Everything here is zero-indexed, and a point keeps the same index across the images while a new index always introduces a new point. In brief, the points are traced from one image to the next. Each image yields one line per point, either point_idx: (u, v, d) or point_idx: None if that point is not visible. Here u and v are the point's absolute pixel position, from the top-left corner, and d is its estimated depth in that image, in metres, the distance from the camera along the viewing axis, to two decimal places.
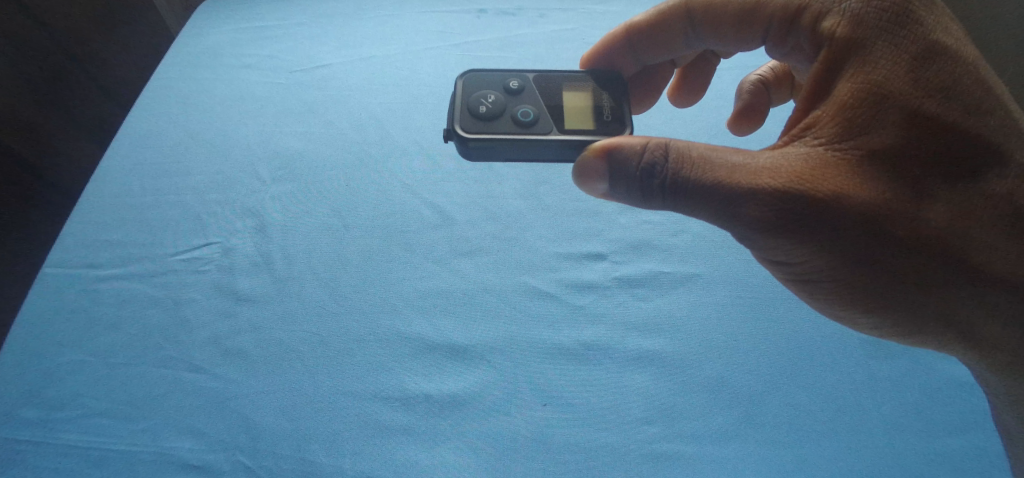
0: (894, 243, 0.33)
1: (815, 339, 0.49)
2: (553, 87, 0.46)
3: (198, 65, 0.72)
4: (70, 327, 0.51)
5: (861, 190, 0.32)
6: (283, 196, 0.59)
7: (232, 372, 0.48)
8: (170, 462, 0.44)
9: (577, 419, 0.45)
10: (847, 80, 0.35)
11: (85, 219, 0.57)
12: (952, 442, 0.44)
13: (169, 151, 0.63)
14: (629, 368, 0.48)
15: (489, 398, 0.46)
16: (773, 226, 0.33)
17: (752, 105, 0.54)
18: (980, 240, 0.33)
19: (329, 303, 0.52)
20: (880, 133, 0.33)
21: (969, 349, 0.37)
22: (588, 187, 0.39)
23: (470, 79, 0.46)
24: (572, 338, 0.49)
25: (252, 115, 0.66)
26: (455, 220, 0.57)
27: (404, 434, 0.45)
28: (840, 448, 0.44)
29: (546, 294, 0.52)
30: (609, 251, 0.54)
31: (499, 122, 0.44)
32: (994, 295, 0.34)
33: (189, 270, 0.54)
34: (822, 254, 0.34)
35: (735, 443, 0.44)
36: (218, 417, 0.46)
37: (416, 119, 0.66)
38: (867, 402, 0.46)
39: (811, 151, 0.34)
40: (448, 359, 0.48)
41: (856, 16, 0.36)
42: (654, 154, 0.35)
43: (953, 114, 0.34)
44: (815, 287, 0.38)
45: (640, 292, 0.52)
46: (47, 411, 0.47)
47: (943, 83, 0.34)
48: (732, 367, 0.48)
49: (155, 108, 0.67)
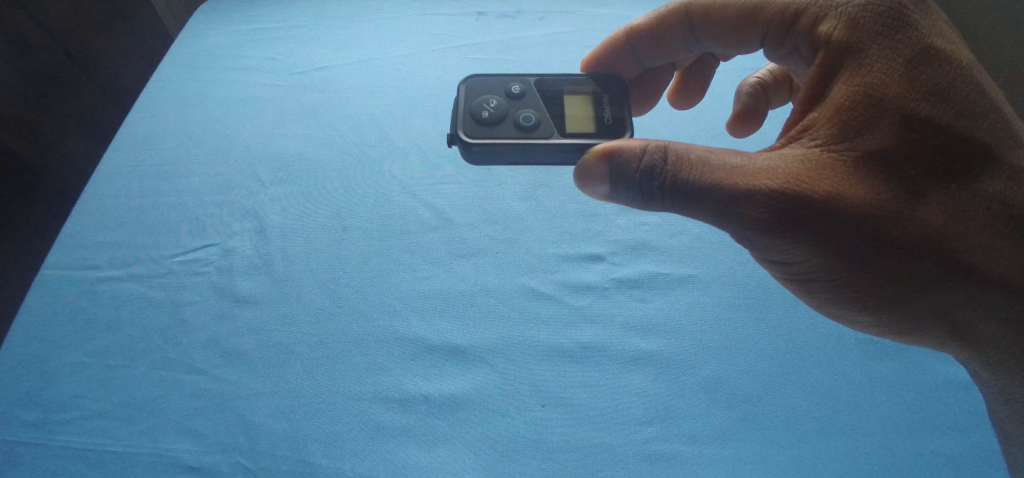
0: (889, 243, 0.33)
1: (812, 340, 0.49)
2: (555, 91, 0.46)
3: (196, 67, 0.72)
4: (69, 329, 0.51)
5: (857, 190, 0.33)
6: (282, 197, 0.59)
7: (231, 373, 0.48)
8: (169, 464, 0.45)
9: (575, 419, 0.46)
10: (842, 83, 0.36)
11: (85, 220, 0.57)
12: (947, 442, 0.45)
13: (170, 151, 0.63)
14: (629, 368, 0.48)
15: (488, 400, 0.46)
16: (771, 227, 0.34)
17: (750, 108, 0.55)
18: (974, 241, 0.33)
19: (328, 305, 0.52)
20: (876, 134, 0.34)
21: (962, 347, 0.37)
22: (589, 189, 0.39)
23: (473, 84, 0.46)
24: (572, 339, 0.50)
25: (252, 117, 0.67)
26: (455, 222, 0.57)
27: (405, 435, 0.45)
28: (837, 447, 0.44)
29: (545, 295, 0.52)
30: (608, 252, 0.55)
31: (501, 127, 0.44)
32: (989, 294, 0.34)
33: (188, 271, 0.54)
34: (819, 254, 0.34)
35: (732, 444, 0.44)
36: (217, 418, 0.46)
37: (416, 121, 0.66)
38: (864, 402, 0.46)
39: (807, 153, 0.34)
40: (448, 361, 0.48)
41: (852, 21, 0.37)
42: (653, 156, 0.35)
43: (947, 116, 0.34)
44: (813, 286, 0.38)
45: (639, 293, 0.52)
46: (47, 413, 0.47)
47: (938, 86, 0.35)
48: (732, 366, 0.48)
49: (155, 109, 0.67)
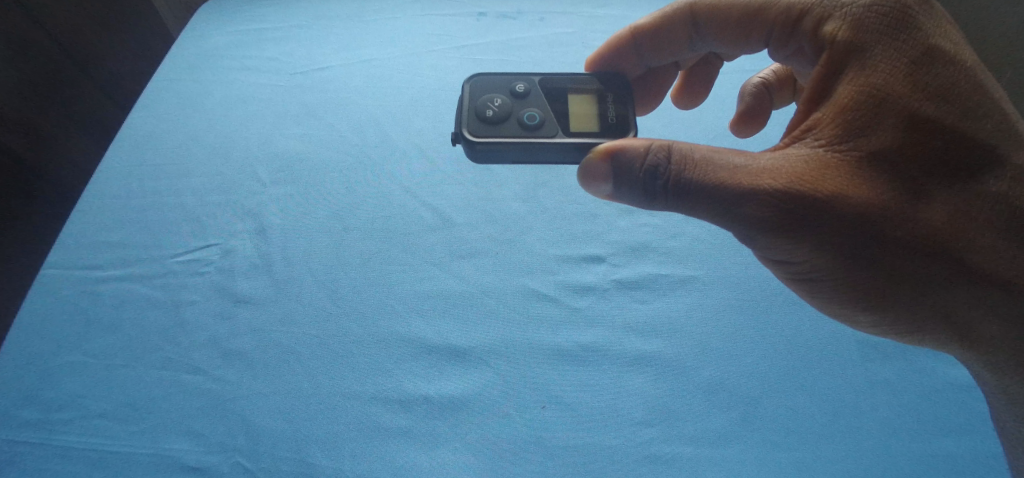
0: (892, 244, 0.33)
1: (814, 342, 0.49)
2: (558, 90, 0.46)
3: (197, 67, 0.72)
4: (68, 329, 0.51)
5: (861, 190, 0.33)
6: (283, 198, 0.59)
7: (232, 373, 0.48)
8: (169, 464, 0.44)
9: (577, 420, 0.46)
10: (846, 83, 0.36)
11: (86, 219, 0.57)
12: (948, 444, 0.44)
13: (170, 151, 0.63)
14: (630, 370, 0.48)
15: (489, 401, 0.46)
16: (775, 227, 0.34)
17: (752, 108, 0.55)
18: (977, 241, 0.33)
19: (329, 305, 0.52)
20: (880, 134, 0.34)
21: (965, 349, 0.37)
22: (592, 188, 0.39)
23: (476, 83, 0.46)
24: (573, 341, 0.49)
25: (252, 117, 0.66)
26: (455, 223, 0.57)
27: (405, 436, 0.45)
28: (839, 448, 0.44)
29: (546, 296, 0.52)
30: (609, 253, 0.55)
31: (505, 126, 0.44)
32: (992, 295, 0.34)
33: (189, 271, 0.54)
34: (822, 254, 0.34)
35: (733, 446, 0.44)
36: (217, 418, 0.46)
37: (416, 121, 0.66)
38: (866, 404, 0.46)
39: (811, 153, 0.34)
40: (448, 362, 0.48)
41: (856, 21, 0.37)
42: (657, 155, 0.35)
43: (951, 116, 0.34)
44: (816, 286, 0.38)
45: (639, 295, 0.52)
46: (47, 412, 0.47)
47: (942, 86, 0.35)
48: (733, 368, 0.48)
49: (155, 109, 0.67)
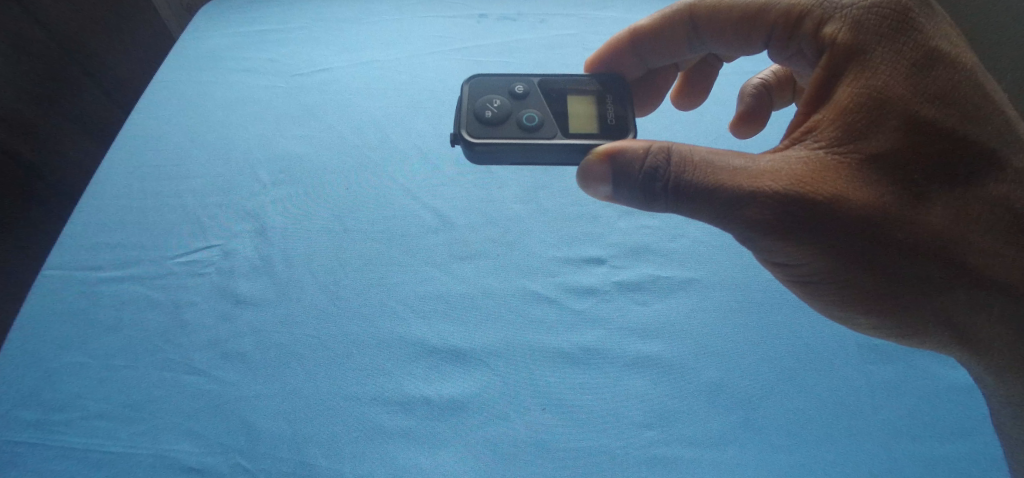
0: (892, 246, 0.33)
1: (814, 344, 0.49)
2: (558, 91, 0.46)
3: (198, 69, 0.72)
4: (69, 330, 0.51)
5: (861, 192, 0.33)
6: (283, 199, 0.59)
7: (232, 374, 0.48)
8: (169, 465, 0.44)
9: (576, 422, 0.45)
10: (846, 85, 0.36)
11: (87, 220, 0.57)
12: (950, 447, 0.44)
13: (171, 152, 0.63)
14: (630, 372, 0.48)
15: (489, 403, 0.46)
16: (774, 228, 0.33)
17: (753, 110, 0.54)
18: (978, 244, 0.33)
19: (328, 307, 0.52)
20: (880, 137, 0.34)
21: (966, 351, 0.37)
22: (592, 190, 0.39)
23: (475, 84, 0.47)
24: (573, 343, 0.49)
25: (253, 118, 0.67)
26: (455, 224, 0.57)
27: (405, 438, 0.45)
28: (839, 450, 0.44)
29: (546, 298, 0.52)
30: (608, 255, 0.55)
31: (504, 127, 0.44)
32: (992, 297, 0.34)
33: (189, 272, 0.54)
34: (822, 256, 0.34)
35: (733, 448, 0.44)
36: (217, 419, 0.46)
37: (417, 122, 0.66)
38: (867, 406, 0.46)
39: (810, 155, 0.34)
40: (448, 363, 0.48)
41: (857, 23, 0.37)
42: (656, 157, 0.35)
43: (951, 119, 0.34)
44: (817, 288, 0.38)
45: (639, 296, 0.52)
46: (47, 413, 0.47)
47: (942, 88, 0.35)
48: (733, 370, 0.48)
49: (156, 110, 0.67)
